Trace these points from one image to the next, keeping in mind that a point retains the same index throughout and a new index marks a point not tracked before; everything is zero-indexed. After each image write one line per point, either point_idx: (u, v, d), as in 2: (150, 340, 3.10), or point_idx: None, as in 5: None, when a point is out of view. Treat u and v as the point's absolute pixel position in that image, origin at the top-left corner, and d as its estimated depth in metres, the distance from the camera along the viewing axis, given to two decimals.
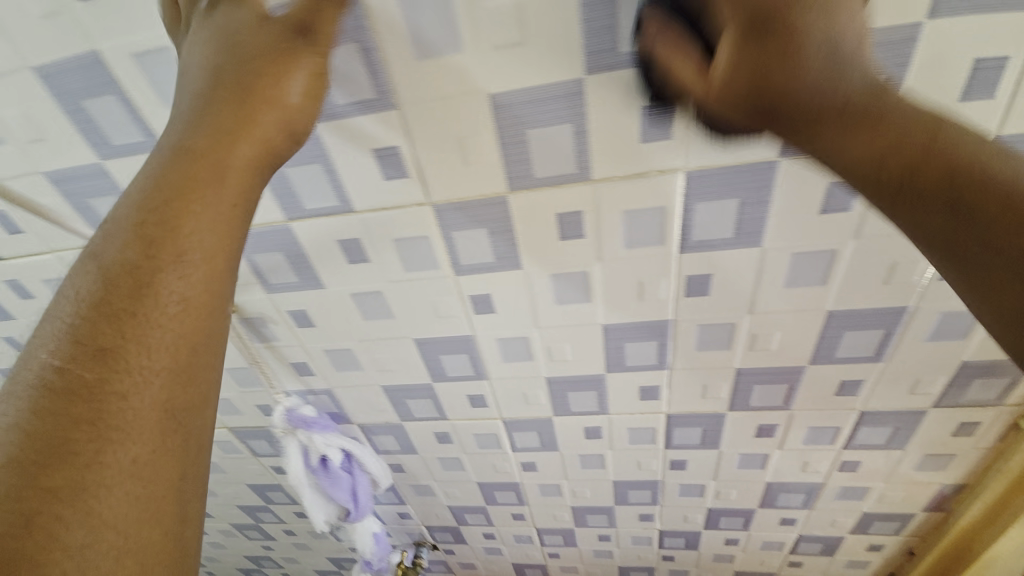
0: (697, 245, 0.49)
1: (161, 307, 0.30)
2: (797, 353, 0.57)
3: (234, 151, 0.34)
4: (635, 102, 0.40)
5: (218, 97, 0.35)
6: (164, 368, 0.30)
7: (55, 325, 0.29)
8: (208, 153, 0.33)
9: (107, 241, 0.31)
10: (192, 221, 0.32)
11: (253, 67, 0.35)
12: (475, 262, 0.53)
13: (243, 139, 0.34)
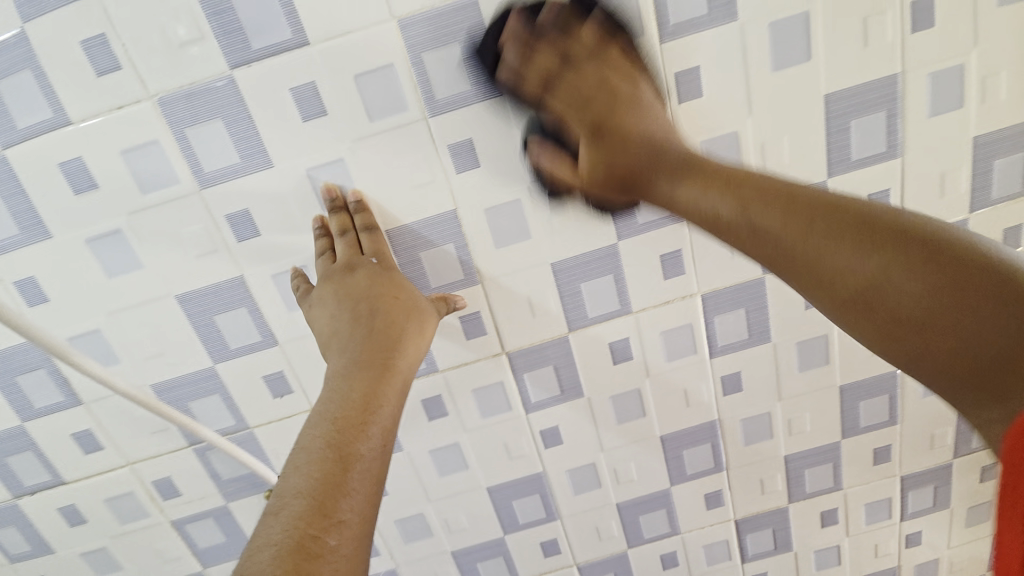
0: (723, 350, 0.60)
1: (360, 475, 0.41)
2: (828, 429, 0.66)
3: (390, 370, 0.48)
4: (655, 253, 0.55)
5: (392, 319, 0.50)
6: (359, 528, 0.39)
7: (296, 464, 0.41)
8: (377, 370, 0.47)
9: (315, 425, 0.44)
10: (372, 421, 0.44)
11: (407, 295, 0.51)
12: (545, 398, 0.60)
13: (394, 357, 0.49)
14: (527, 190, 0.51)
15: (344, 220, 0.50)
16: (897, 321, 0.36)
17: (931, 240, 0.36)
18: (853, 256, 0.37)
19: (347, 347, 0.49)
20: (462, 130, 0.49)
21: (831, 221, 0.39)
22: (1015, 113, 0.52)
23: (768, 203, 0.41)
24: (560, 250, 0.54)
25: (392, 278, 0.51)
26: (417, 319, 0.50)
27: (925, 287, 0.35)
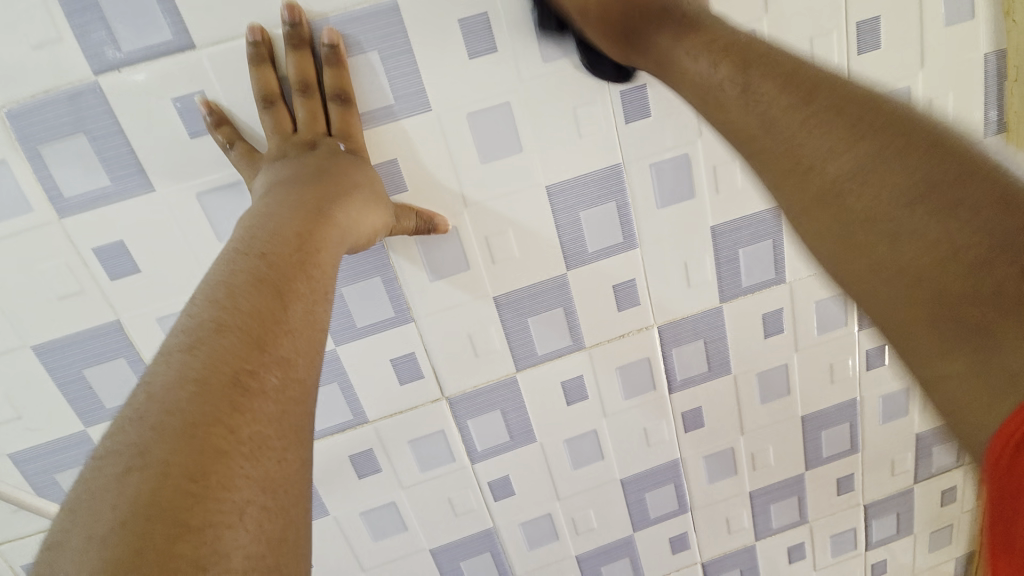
0: (682, 384, 0.56)
1: (257, 426, 0.24)
2: (792, 462, 0.63)
3: (316, 252, 0.32)
4: (607, 283, 0.50)
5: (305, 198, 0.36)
6: (283, 467, 0.24)
7: (122, 436, 0.22)
8: (294, 254, 0.31)
9: (184, 341, 0.25)
10: (284, 313, 0.28)
11: (333, 173, 0.38)
12: (492, 446, 0.54)
13: (332, 237, 0.34)
14: (464, 216, 0.46)
15: (245, 151, 0.39)
16: (887, 236, 0.28)
17: (968, 160, 0.27)
18: (857, 162, 0.30)
19: (256, 224, 0.33)
20: (384, 150, 0.43)
21: (844, 116, 0.31)
22: None
23: (778, 91, 0.34)
24: (502, 282, 0.48)
25: (325, 169, 0.38)
26: (359, 207, 0.37)
27: (937, 208, 0.26)
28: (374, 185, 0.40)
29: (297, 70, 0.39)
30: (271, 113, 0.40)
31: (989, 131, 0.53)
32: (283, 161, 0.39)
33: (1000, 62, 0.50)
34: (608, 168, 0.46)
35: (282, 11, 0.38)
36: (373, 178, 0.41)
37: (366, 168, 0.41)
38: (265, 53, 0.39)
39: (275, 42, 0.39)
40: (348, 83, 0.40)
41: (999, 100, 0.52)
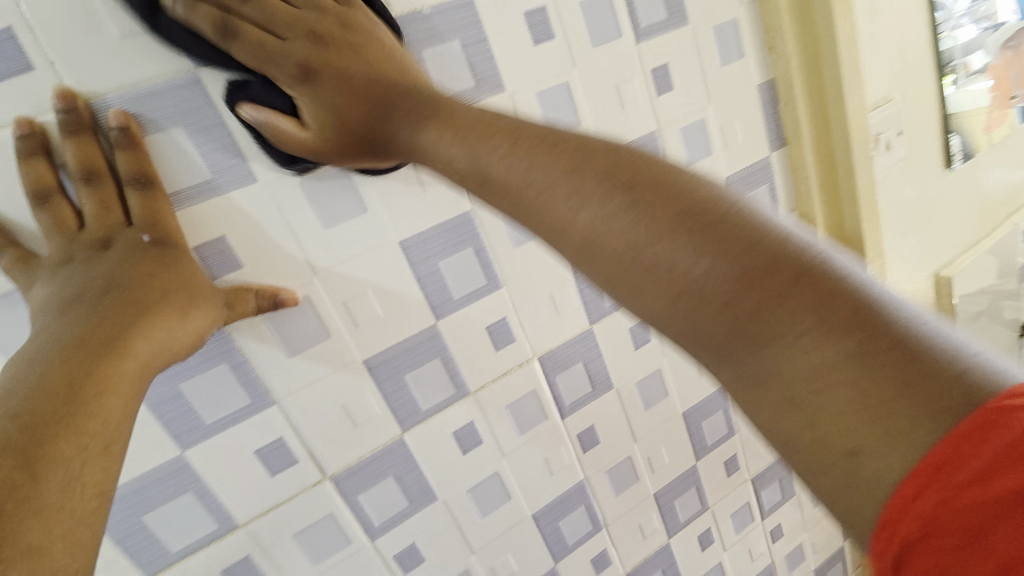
0: (572, 408, 0.58)
1: None
2: (683, 457, 0.67)
3: (88, 401, 0.30)
4: (481, 326, 0.51)
5: (91, 317, 0.33)
6: None
7: None
8: (60, 410, 0.29)
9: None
10: (41, 494, 0.26)
11: (131, 284, 0.35)
12: (391, 515, 0.50)
13: (122, 376, 0.32)
14: (317, 283, 0.44)
15: (18, 259, 0.35)
16: (710, 315, 0.26)
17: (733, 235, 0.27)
18: (654, 242, 0.28)
19: (17, 377, 0.30)
20: (209, 228, 0.39)
21: (615, 187, 0.29)
22: (750, 153, 0.62)
23: (551, 157, 0.31)
24: (370, 344, 0.46)
25: (127, 280, 0.35)
26: (163, 321, 0.35)
27: (723, 276, 0.26)
28: (189, 280, 0.37)
29: (78, 159, 0.35)
30: (48, 211, 0.35)
31: (774, 145, 0.64)
32: (64, 270, 0.35)
33: (773, 88, 0.62)
34: (459, 217, 0.48)
35: (53, 97, 0.34)
36: (190, 276, 0.37)
37: (178, 265, 0.37)
38: (36, 142, 0.34)
39: (50, 127, 0.34)
40: (145, 169, 0.36)
41: (778, 118, 0.63)
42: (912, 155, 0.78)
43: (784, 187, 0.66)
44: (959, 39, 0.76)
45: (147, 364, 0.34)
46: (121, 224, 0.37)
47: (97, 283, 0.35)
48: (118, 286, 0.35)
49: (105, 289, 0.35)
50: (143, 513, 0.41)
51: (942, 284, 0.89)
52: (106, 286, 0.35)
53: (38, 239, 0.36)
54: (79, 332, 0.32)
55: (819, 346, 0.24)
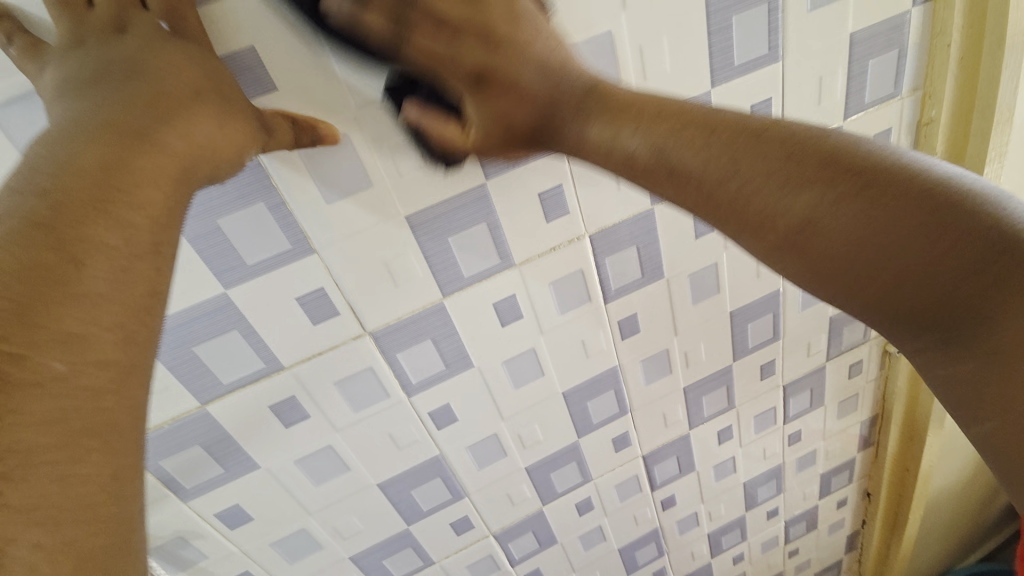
0: (617, 293, 0.55)
1: (37, 431, 0.22)
2: (721, 355, 0.66)
3: (123, 194, 0.27)
4: (534, 193, 0.46)
5: (117, 101, 0.29)
6: (76, 482, 0.23)
7: None
8: (99, 195, 0.26)
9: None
10: (85, 285, 0.25)
11: (158, 68, 0.31)
12: (427, 375, 0.51)
13: (160, 169, 0.29)
14: (357, 121, 0.38)
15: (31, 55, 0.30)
16: (850, 257, 0.30)
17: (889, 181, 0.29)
18: (831, 200, 0.30)
19: (49, 152, 0.27)
20: (234, 36, 0.34)
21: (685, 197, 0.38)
22: (886, 6, 0.49)
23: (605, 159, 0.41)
24: (414, 199, 0.42)
25: (155, 64, 0.31)
26: (193, 120, 0.31)
27: (874, 216, 0.29)
28: (216, 83, 0.32)
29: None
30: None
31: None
32: (79, 53, 0.31)
33: None
34: None
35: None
36: (216, 79, 0.32)
37: (200, 63, 0.32)
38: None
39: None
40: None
41: None
42: None
43: (912, 59, 0.54)
44: None
45: (180, 160, 0.30)
46: (138, 6, 0.33)
47: (123, 64, 0.31)
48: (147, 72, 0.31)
49: (133, 73, 0.31)
50: (190, 345, 0.42)
51: None
52: (133, 70, 0.31)
53: (49, 33, 0.32)
54: (106, 115, 0.29)
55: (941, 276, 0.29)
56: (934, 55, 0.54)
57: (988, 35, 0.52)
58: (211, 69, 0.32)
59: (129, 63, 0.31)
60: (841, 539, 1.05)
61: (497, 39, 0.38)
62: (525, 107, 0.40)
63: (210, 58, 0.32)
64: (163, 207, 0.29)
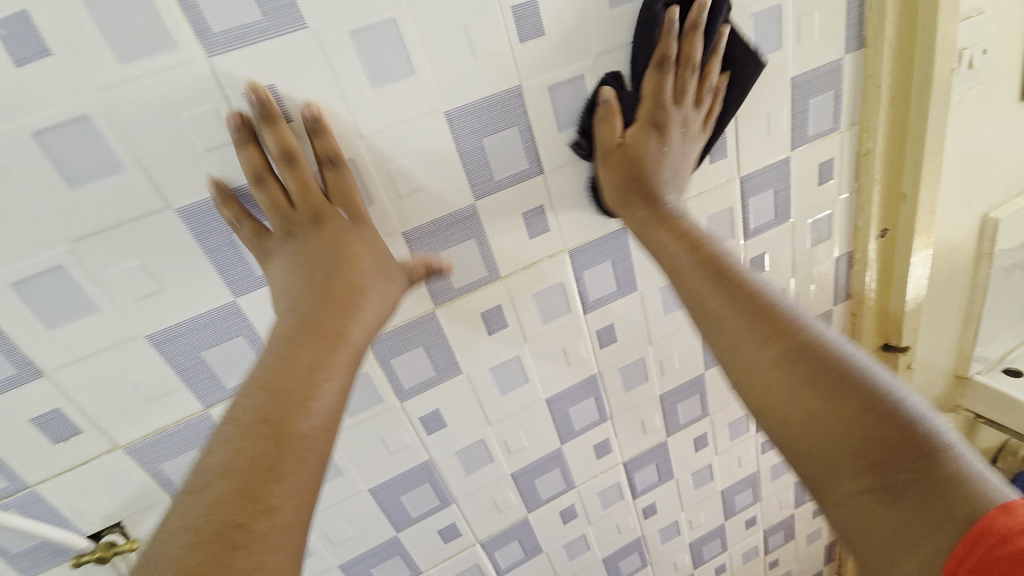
0: (594, 305, 0.60)
1: (243, 419, 0.37)
2: (693, 364, 0.70)
3: (336, 353, 0.40)
4: (516, 212, 0.51)
5: (282, 200, 0.41)
6: (245, 453, 0.35)
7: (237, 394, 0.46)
8: (322, 346, 0.40)
9: (241, 403, 0.37)
10: (311, 403, 0.38)
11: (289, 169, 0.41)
12: (418, 381, 0.54)
13: (327, 259, 0.42)
14: (362, 146, 0.43)
15: (253, 230, 0.41)
16: (847, 466, 0.35)
17: (880, 407, 0.35)
18: (799, 387, 0.38)
19: (293, 326, 0.40)
20: (257, 73, 0.38)
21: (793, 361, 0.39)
22: (824, 53, 0.57)
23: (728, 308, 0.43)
24: (409, 215, 0.47)
25: (331, 256, 0.42)
26: (373, 308, 0.43)
27: (863, 424, 0.35)
28: (372, 242, 0.43)
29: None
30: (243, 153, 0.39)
31: (851, 47, 0.58)
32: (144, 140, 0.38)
33: None
34: (507, 90, 0.46)
35: (246, 91, 0.38)
36: (345, 179, 0.42)
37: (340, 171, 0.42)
38: (247, 132, 0.39)
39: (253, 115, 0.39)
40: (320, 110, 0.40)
41: (862, 14, 0.57)
42: (995, 79, 0.72)
43: (850, 98, 0.61)
44: None
45: (332, 251, 0.42)
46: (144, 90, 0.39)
47: (306, 221, 0.42)
48: (324, 223, 0.42)
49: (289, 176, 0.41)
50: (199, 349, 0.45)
51: (987, 224, 0.86)
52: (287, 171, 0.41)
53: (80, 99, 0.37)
54: (282, 214, 0.42)
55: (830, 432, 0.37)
56: (868, 95, 0.62)
57: (914, 77, 0.60)
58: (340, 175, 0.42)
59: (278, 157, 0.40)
60: (818, 550, 1.08)
61: (668, 145, 0.49)
62: (637, 182, 0.48)
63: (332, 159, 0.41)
64: (319, 284, 0.42)
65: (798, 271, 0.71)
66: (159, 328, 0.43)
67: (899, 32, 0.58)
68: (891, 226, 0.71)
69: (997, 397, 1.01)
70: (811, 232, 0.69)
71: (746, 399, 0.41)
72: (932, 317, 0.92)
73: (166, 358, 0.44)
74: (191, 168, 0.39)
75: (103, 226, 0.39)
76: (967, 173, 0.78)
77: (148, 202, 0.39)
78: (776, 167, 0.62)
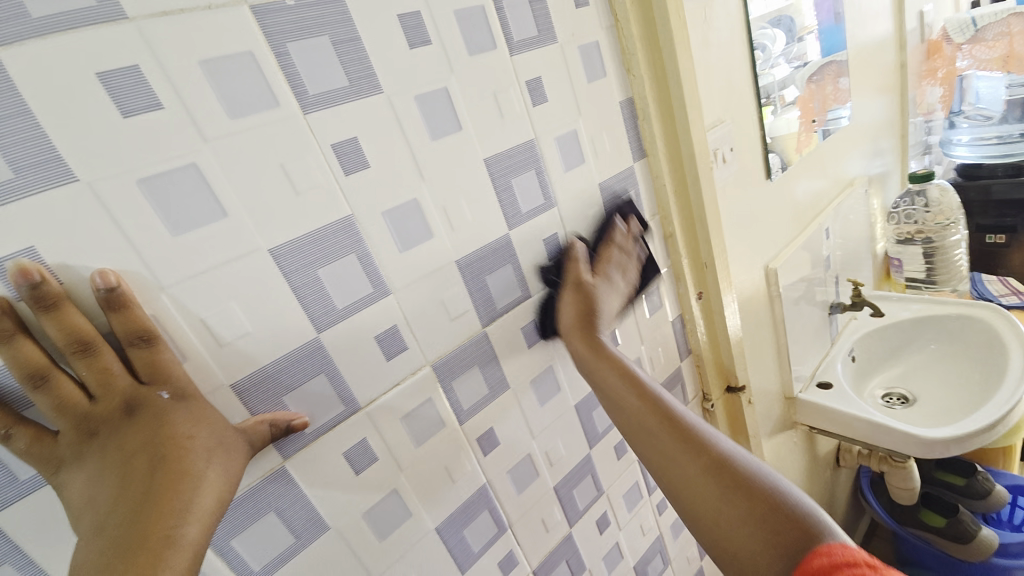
0: (469, 412, 0.58)
1: None
2: (579, 447, 0.72)
3: (166, 565, 0.34)
4: (369, 336, 0.49)
5: (46, 402, 0.35)
6: None
7: None
8: (140, 568, 0.33)
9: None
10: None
11: (37, 363, 0.34)
12: (273, 554, 0.45)
13: (132, 446, 0.36)
14: (169, 297, 0.39)
15: (33, 437, 0.34)
16: (761, 557, 0.43)
17: (745, 479, 0.48)
18: (722, 497, 0.47)
19: (104, 549, 0.34)
20: (10, 234, 0.33)
21: (681, 431, 0.53)
22: (618, 163, 0.70)
23: (634, 414, 0.56)
24: (237, 366, 0.42)
25: (149, 450, 0.36)
26: (207, 498, 0.37)
27: (745, 515, 0.45)
28: (201, 419, 0.39)
29: None
30: (9, 349, 0.33)
31: (636, 156, 0.73)
32: None
33: (631, 106, 0.70)
34: (339, 222, 0.46)
35: (13, 275, 0.33)
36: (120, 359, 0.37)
37: (103, 347, 0.36)
38: (13, 322, 0.33)
39: (21, 299, 0.34)
40: (118, 279, 0.36)
41: (637, 132, 0.72)
42: (742, 169, 0.95)
43: (645, 194, 0.75)
44: (778, 76, 1.01)
45: (133, 438, 0.37)
46: None
47: (113, 414, 0.37)
48: (139, 413, 0.37)
49: (34, 371, 0.34)
50: None
51: (771, 275, 1.08)
52: (29, 369, 0.34)
53: None
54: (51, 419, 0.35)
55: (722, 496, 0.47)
56: (659, 191, 0.76)
57: (687, 176, 0.77)
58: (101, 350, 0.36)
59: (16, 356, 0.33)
60: None
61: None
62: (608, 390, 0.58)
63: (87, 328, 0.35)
64: (126, 480, 0.35)
65: (646, 339, 0.80)
66: None
67: (667, 143, 0.74)
68: (705, 289, 0.85)
69: (820, 409, 1.21)
70: (648, 304, 0.79)
71: (689, 511, 0.49)
72: (756, 353, 1.10)
73: None
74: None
75: None
76: (744, 239, 0.99)
77: None
78: (605, 255, 0.71)
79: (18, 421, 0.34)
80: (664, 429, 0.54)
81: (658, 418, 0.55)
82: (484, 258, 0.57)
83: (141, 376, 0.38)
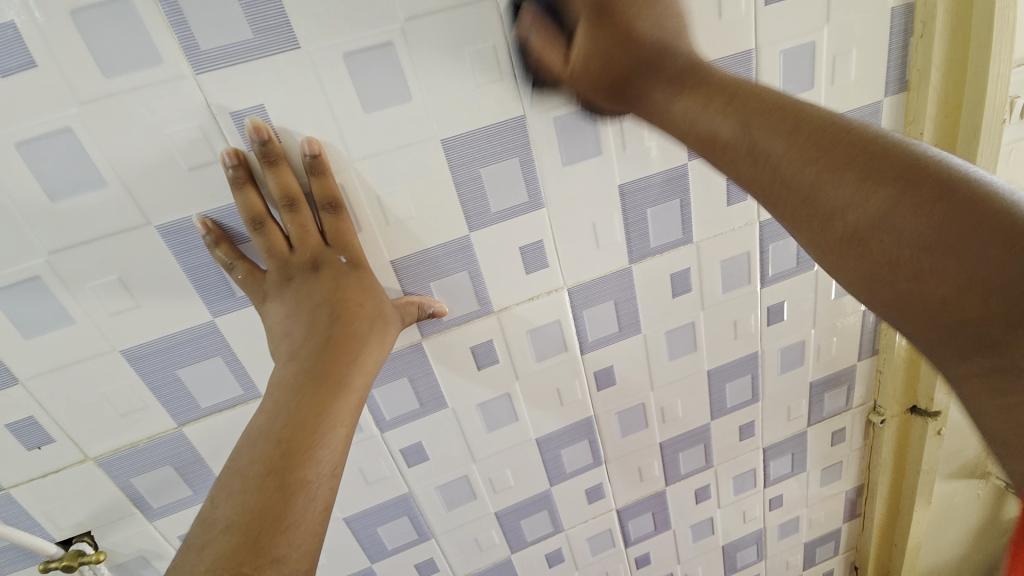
0: (593, 345, 0.56)
1: (260, 455, 0.37)
2: (698, 413, 0.66)
3: (346, 396, 0.41)
4: (514, 246, 0.49)
5: (262, 244, 0.41)
6: (265, 492, 0.35)
7: (235, 423, 0.47)
8: (325, 396, 0.40)
9: (248, 453, 0.37)
10: (321, 453, 0.38)
11: (259, 210, 0.40)
12: (401, 411, 0.52)
13: (324, 294, 0.43)
14: (355, 171, 0.42)
15: (248, 272, 0.41)
16: (921, 289, 0.27)
17: (925, 164, 0.28)
18: (848, 187, 0.29)
19: (296, 373, 0.41)
20: (246, 91, 0.37)
21: (846, 159, 0.30)
22: (859, 95, 0.53)
23: (781, 136, 0.33)
24: (398, 246, 0.46)
25: (330, 305, 0.43)
26: (369, 357, 0.43)
27: (943, 232, 0.26)
28: (369, 287, 0.44)
29: (106, 8, 0.33)
30: (242, 194, 0.39)
31: (891, 88, 0.54)
32: (147, 164, 0.37)
33: (909, 15, 0.51)
34: (510, 121, 0.44)
35: (249, 130, 0.38)
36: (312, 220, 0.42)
37: (305, 208, 0.42)
38: (245, 171, 0.39)
39: (252, 153, 0.39)
40: (320, 147, 0.40)
41: (905, 54, 0.53)
42: None
43: None
44: None
45: (326, 287, 0.43)
46: (129, 106, 0.36)
47: (305, 266, 0.43)
48: (323, 269, 0.43)
49: (256, 217, 0.40)
50: (174, 366, 0.44)
51: None
52: (253, 213, 0.40)
53: (66, 101, 0.35)
54: (265, 258, 0.42)
55: (864, 194, 0.29)
56: None
57: (961, 126, 0.55)
58: (304, 210, 0.42)
59: (245, 198, 0.39)
60: None
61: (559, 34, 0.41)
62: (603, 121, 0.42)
63: (295, 187, 0.41)
64: (322, 319, 0.43)
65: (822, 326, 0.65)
66: (135, 344, 0.42)
67: (949, 75, 0.53)
68: None
69: None
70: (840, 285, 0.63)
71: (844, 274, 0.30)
72: None
73: (138, 375, 0.43)
74: (174, 185, 0.38)
75: (87, 239, 0.38)
76: None
77: (130, 215, 0.38)
78: None
79: (240, 256, 0.41)
80: (839, 228, 0.30)
81: (822, 167, 0.31)
82: (650, 188, 0.50)
83: (328, 239, 0.43)
